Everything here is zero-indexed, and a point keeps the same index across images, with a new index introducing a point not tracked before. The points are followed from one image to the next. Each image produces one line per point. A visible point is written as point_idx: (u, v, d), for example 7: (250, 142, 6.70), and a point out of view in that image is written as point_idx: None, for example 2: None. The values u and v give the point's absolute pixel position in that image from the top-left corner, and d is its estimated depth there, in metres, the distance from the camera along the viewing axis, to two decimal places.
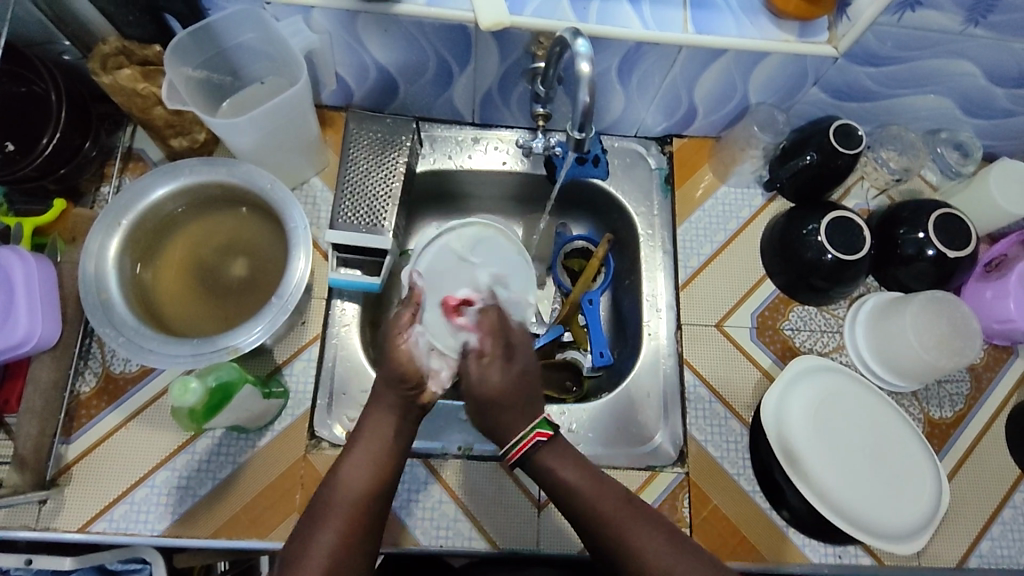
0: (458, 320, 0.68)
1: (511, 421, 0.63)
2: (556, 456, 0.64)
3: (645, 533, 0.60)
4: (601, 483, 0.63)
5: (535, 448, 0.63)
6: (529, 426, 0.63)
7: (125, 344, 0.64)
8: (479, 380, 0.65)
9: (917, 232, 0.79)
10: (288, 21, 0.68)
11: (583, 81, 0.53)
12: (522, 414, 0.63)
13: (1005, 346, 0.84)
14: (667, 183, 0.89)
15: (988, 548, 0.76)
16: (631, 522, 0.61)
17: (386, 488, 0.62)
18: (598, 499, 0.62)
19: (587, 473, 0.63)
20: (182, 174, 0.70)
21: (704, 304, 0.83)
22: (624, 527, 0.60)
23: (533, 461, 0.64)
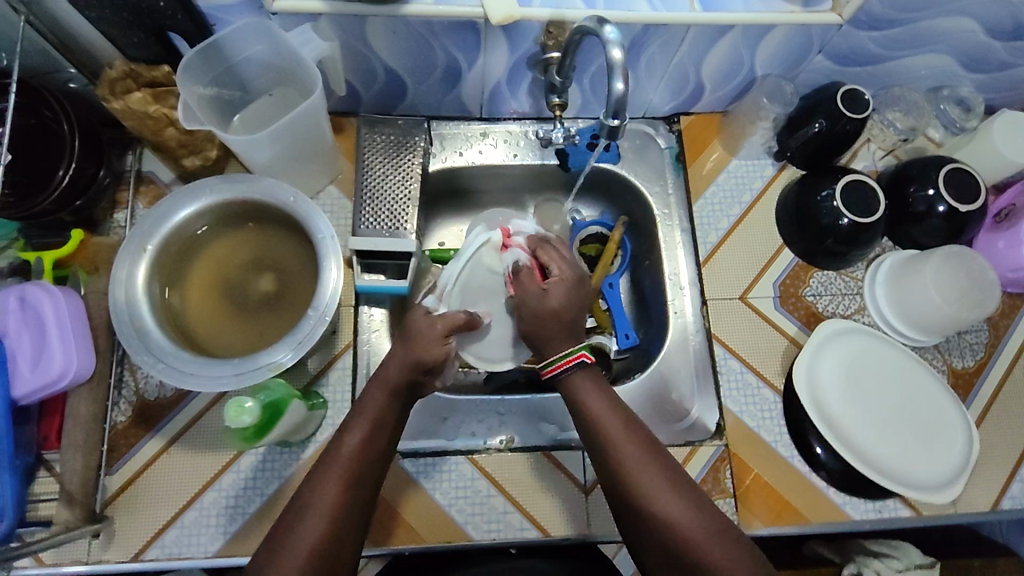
0: (512, 242, 0.75)
1: (556, 342, 0.66)
2: (590, 378, 0.64)
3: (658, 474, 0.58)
4: (624, 418, 0.61)
5: (577, 367, 0.64)
6: (571, 348, 0.65)
7: (164, 370, 0.63)
8: (538, 296, 0.68)
9: (927, 189, 0.81)
10: (295, 31, 0.67)
11: (617, 68, 0.53)
12: (565, 338, 0.66)
13: (1019, 294, 0.86)
14: (679, 161, 0.90)
15: (1019, 489, 0.79)
16: (642, 462, 0.58)
17: (380, 458, 0.59)
18: (616, 436, 0.60)
19: (612, 419, 0.61)
20: (204, 194, 0.69)
21: (726, 278, 0.85)
22: (637, 466, 0.58)
23: (567, 383, 0.64)
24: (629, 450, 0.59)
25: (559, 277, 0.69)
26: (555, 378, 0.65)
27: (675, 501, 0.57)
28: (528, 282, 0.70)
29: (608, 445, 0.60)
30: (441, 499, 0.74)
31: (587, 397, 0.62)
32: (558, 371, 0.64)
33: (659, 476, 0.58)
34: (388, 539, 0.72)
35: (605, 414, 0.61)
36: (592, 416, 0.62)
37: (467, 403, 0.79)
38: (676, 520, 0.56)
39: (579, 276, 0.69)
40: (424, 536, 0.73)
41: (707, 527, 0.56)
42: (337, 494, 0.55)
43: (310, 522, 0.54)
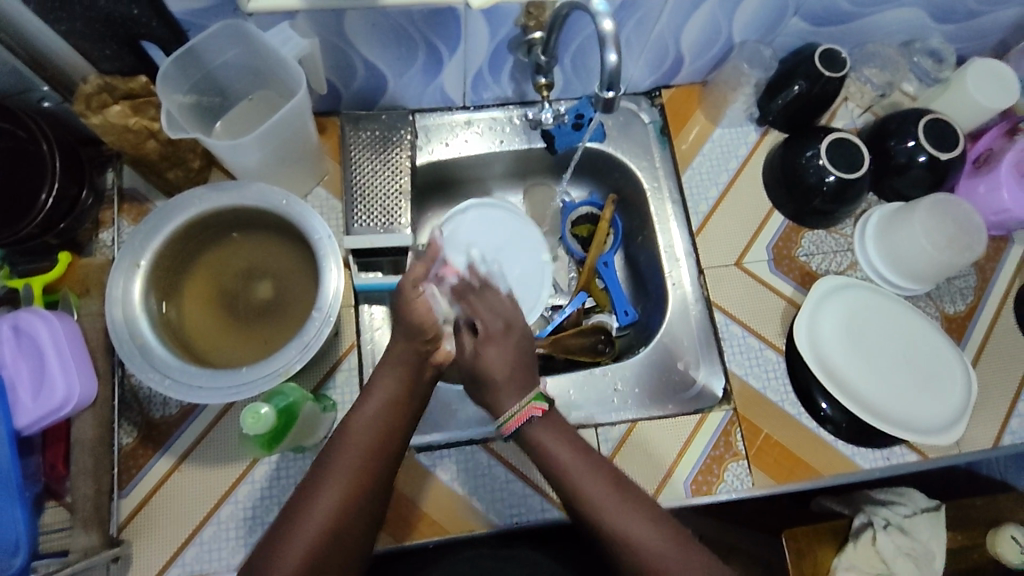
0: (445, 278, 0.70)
1: (506, 397, 0.61)
2: (548, 429, 0.61)
3: (648, 525, 0.56)
4: (601, 474, 0.60)
5: (530, 422, 0.61)
6: (521, 401, 0.60)
7: (171, 386, 0.62)
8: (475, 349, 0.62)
9: (907, 141, 0.82)
10: (275, 30, 0.67)
11: (608, 39, 0.54)
12: (517, 389, 0.60)
13: (1002, 237, 0.88)
14: (663, 134, 0.90)
15: (1018, 424, 0.81)
16: (629, 514, 0.57)
17: (400, 430, 0.61)
18: (599, 494, 0.58)
19: (580, 458, 0.60)
20: (194, 205, 0.68)
21: (720, 246, 0.85)
22: (618, 517, 0.57)
23: (530, 439, 0.61)
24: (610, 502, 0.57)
25: (481, 332, 0.62)
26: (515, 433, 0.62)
27: (665, 547, 0.55)
28: (462, 340, 0.64)
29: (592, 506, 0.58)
30: (460, 488, 0.74)
31: (562, 458, 0.60)
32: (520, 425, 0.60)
33: (646, 525, 0.56)
34: (410, 534, 0.72)
35: (580, 472, 0.59)
36: (569, 477, 0.59)
37: (477, 392, 0.80)
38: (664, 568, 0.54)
39: (512, 319, 0.64)
40: (446, 527, 0.73)
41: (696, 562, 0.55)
42: (354, 473, 0.57)
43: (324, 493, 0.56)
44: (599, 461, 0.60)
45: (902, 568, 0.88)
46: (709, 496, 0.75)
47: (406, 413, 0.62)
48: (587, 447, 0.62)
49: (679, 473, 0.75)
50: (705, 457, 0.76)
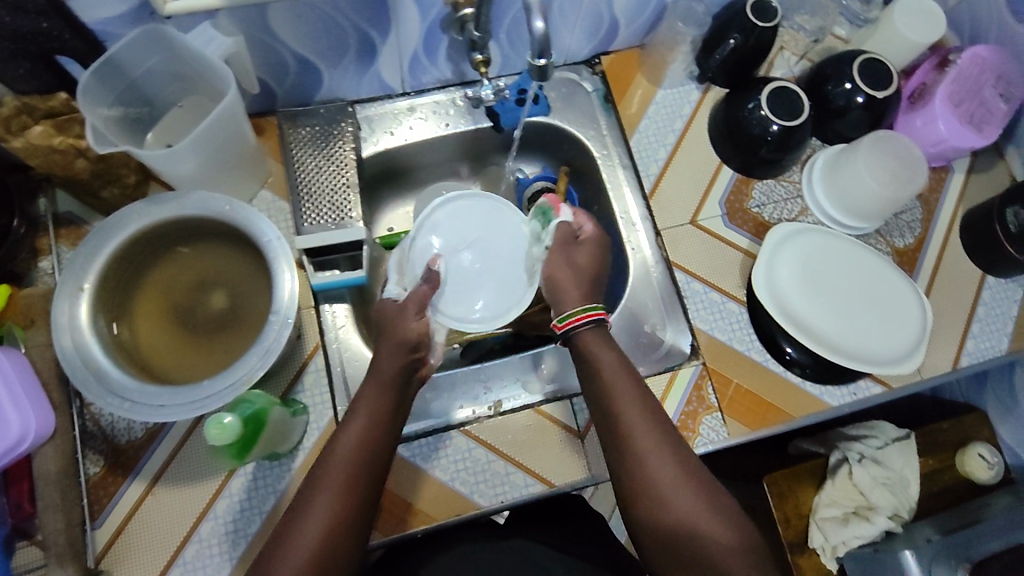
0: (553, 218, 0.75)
1: (574, 293, 0.68)
2: (601, 350, 0.63)
3: (680, 475, 0.57)
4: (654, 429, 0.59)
5: (591, 325, 0.64)
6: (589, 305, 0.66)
7: (132, 409, 0.60)
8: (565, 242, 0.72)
9: (844, 83, 0.84)
10: (196, 30, 0.65)
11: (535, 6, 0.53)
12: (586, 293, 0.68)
13: (942, 168, 0.91)
14: (607, 101, 0.91)
15: (973, 346, 0.84)
16: (656, 452, 0.58)
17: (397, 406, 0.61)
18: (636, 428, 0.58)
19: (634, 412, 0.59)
20: (134, 221, 0.65)
21: (674, 205, 0.86)
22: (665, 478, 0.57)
23: (582, 344, 0.64)
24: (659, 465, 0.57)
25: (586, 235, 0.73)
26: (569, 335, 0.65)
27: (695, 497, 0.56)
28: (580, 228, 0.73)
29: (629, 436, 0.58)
30: (442, 475, 0.74)
31: (614, 388, 0.60)
32: (581, 322, 0.64)
33: (673, 469, 0.57)
34: (398, 527, 0.71)
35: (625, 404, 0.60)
36: (615, 413, 0.60)
37: (446, 378, 0.79)
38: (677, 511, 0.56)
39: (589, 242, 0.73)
40: (433, 514, 0.72)
41: (711, 510, 0.56)
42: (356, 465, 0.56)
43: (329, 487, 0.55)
44: (655, 417, 0.59)
45: (881, 497, 0.92)
46: None
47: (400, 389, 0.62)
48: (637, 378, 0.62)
49: None
50: (680, 413, 0.77)
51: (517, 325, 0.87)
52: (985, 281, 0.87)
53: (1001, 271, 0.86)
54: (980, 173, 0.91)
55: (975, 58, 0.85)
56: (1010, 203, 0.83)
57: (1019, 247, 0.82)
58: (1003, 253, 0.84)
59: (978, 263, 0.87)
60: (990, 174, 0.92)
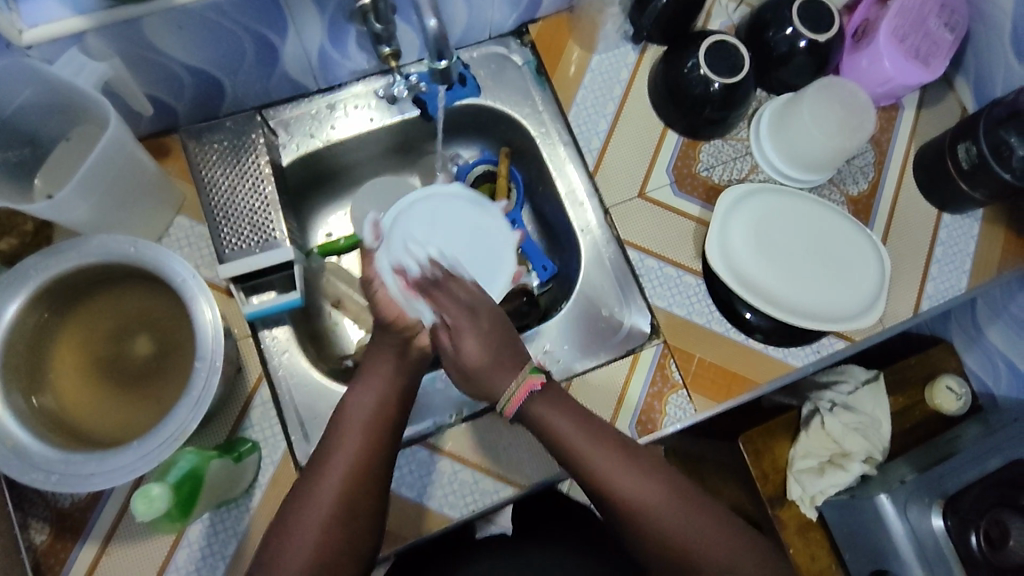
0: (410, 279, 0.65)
1: (498, 379, 0.59)
2: (548, 403, 0.60)
3: (661, 495, 0.58)
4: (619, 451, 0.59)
5: (530, 397, 0.60)
6: (519, 376, 0.59)
7: (62, 481, 0.56)
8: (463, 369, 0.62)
9: (784, 29, 0.79)
10: (63, 59, 0.58)
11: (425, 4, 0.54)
12: (507, 369, 0.59)
13: (892, 105, 0.88)
14: (540, 73, 0.85)
15: (933, 288, 0.83)
16: (630, 475, 0.58)
17: (393, 414, 0.62)
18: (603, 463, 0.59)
19: (590, 442, 0.59)
20: (31, 277, 0.60)
21: (621, 179, 0.82)
22: (644, 496, 0.57)
23: (530, 412, 0.60)
24: (633, 485, 0.58)
25: (452, 325, 0.61)
26: (518, 412, 0.60)
27: (678, 513, 0.57)
28: (440, 337, 0.62)
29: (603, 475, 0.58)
30: (409, 493, 0.71)
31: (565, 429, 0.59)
32: (520, 403, 0.59)
33: (649, 486, 0.58)
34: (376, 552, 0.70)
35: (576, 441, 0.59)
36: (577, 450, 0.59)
37: None
38: (674, 529, 0.57)
39: (476, 304, 0.63)
40: (403, 534, 0.70)
41: (702, 524, 0.57)
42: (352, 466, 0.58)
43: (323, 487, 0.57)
44: (612, 440, 0.60)
45: (854, 443, 0.93)
46: (656, 433, 0.75)
47: (397, 402, 0.62)
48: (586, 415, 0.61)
49: (624, 418, 0.75)
50: (645, 396, 0.76)
51: None
52: (942, 219, 0.85)
53: (956, 208, 0.84)
54: (931, 107, 0.88)
55: None
56: (961, 139, 0.80)
57: (970, 183, 0.80)
58: (957, 191, 0.82)
59: (934, 202, 0.85)
60: (941, 107, 0.89)
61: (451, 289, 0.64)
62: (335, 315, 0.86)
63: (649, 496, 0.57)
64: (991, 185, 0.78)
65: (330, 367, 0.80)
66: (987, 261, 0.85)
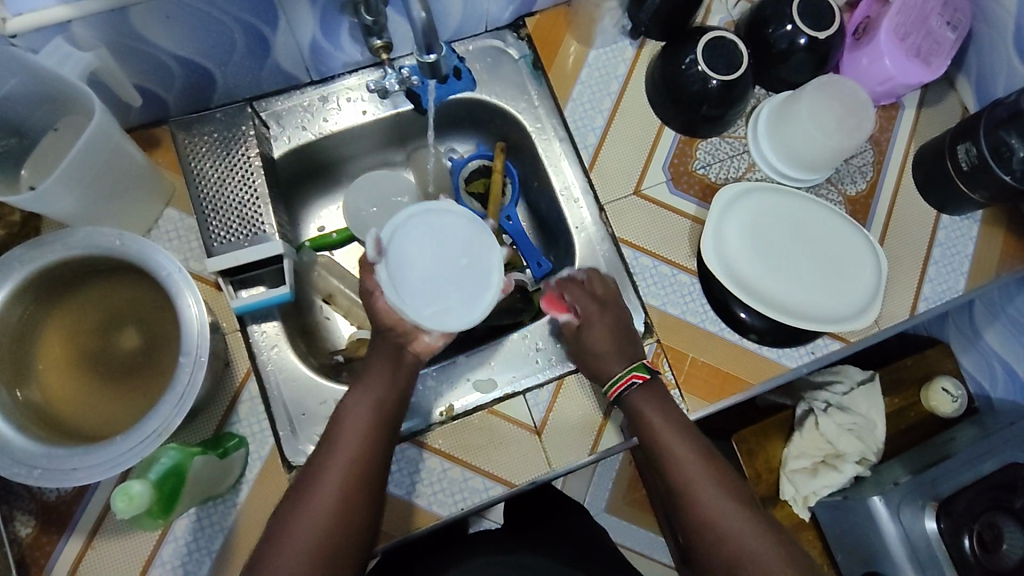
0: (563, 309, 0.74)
1: (612, 365, 0.69)
2: (645, 395, 0.67)
3: (723, 497, 0.61)
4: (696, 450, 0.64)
5: (631, 388, 0.67)
6: (625, 369, 0.68)
7: (44, 475, 0.55)
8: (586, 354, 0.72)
9: (784, 25, 0.78)
10: (48, 48, 0.58)
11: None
12: (620, 357, 0.69)
13: (892, 104, 0.87)
14: (536, 68, 0.84)
15: (930, 290, 0.82)
16: (701, 474, 0.62)
17: (388, 415, 0.63)
18: (684, 458, 0.63)
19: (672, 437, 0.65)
20: (14, 269, 0.59)
21: (617, 176, 0.81)
22: (707, 494, 0.61)
23: (629, 402, 0.68)
24: (700, 482, 0.62)
25: (584, 315, 0.72)
26: (619, 398, 0.68)
27: (734, 515, 0.60)
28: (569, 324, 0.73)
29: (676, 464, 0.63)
30: (398, 490, 0.70)
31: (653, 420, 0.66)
32: (624, 388, 0.67)
33: (714, 487, 0.61)
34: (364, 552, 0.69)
35: (662, 433, 0.65)
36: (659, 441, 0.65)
37: None
38: (729, 531, 0.59)
39: (606, 297, 0.73)
40: (393, 531, 0.69)
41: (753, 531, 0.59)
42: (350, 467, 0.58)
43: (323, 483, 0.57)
44: (695, 439, 0.65)
45: (848, 444, 0.92)
46: None
47: (392, 403, 0.63)
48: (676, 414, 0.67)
49: (615, 417, 0.75)
50: None
51: None
52: (941, 220, 0.84)
53: (955, 209, 0.83)
54: (932, 107, 0.87)
55: None
56: (961, 140, 0.79)
57: (970, 184, 0.79)
58: (956, 192, 0.81)
59: (932, 203, 0.84)
60: (941, 107, 0.88)
61: (591, 285, 0.74)
62: (328, 310, 0.85)
63: (712, 494, 0.61)
64: (990, 187, 0.77)
65: (320, 363, 0.79)
66: (985, 264, 0.84)
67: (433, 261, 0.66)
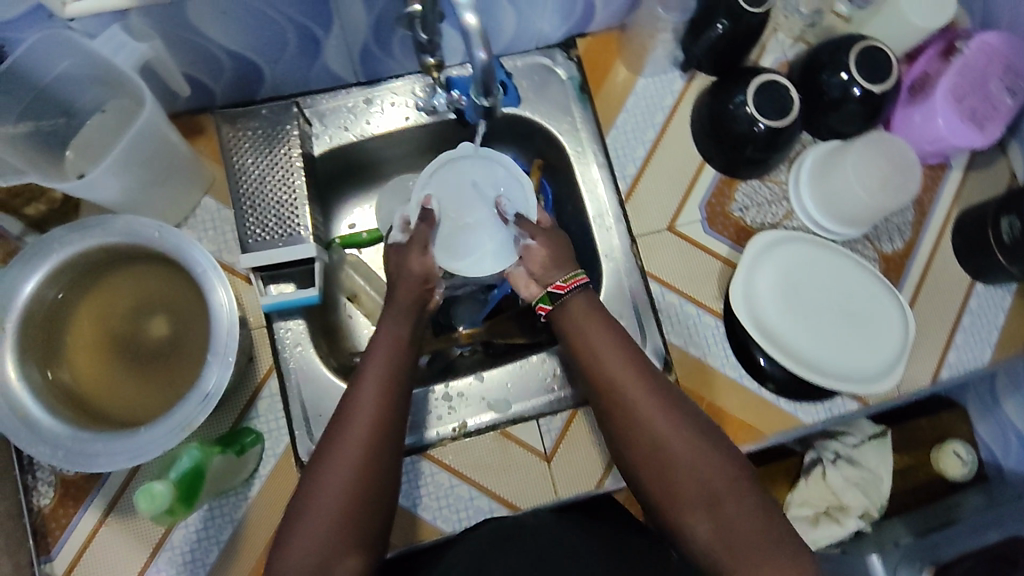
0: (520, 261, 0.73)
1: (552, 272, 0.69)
2: (586, 299, 0.67)
3: (662, 409, 0.60)
4: (634, 364, 0.63)
5: (573, 292, 0.67)
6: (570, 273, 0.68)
7: (66, 458, 0.56)
8: (524, 276, 0.72)
9: (839, 73, 0.77)
10: (104, 35, 0.58)
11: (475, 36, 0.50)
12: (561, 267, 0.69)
13: (939, 164, 0.85)
14: (583, 91, 0.83)
15: (956, 357, 0.81)
16: (637, 386, 0.62)
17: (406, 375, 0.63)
18: (625, 375, 0.62)
19: (611, 350, 0.64)
20: (56, 250, 0.60)
21: (652, 209, 0.81)
22: (642, 406, 0.61)
23: (567, 311, 0.67)
24: (638, 395, 0.61)
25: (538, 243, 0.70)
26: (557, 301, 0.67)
27: (670, 423, 0.60)
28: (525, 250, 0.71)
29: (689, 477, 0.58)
30: (404, 502, 0.71)
31: (595, 337, 0.65)
32: (566, 290, 0.67)
33: (653, 400, 0.61)
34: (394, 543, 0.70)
35: (663, 420, 0.60)
36: (596, 355, 0.64)
37: (412, 396, 0.75)
38: (664, 437, 0.60)
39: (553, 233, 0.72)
40: (394, 543, 0.70)
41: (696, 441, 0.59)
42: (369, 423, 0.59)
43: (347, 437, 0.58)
44: (634, 352, 0.64)
45: (853, 498, 0.94)
46: None
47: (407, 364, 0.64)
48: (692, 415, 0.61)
49: None
50: None
51: (485, 330, 0.86)
52: (975, 288, 0.83)
53: (990, 279, 0.82)
54: (980, 171, 0.86)
55: (983, 47, 0.78)
56: (1006, 211, 0.78)
57: (1009, 257, 0.77)
58: (993, 263, 0.79)
59: (968, 269, 0.83)
60: (990, 172, 0.86)
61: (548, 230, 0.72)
62: (352, 308, 0.86)
63: (650, 408, 0.61)
64: None
65: (340, 364, 0.80)
66: (1015, 336, 0.83)
67: (472, 209, 0.75)
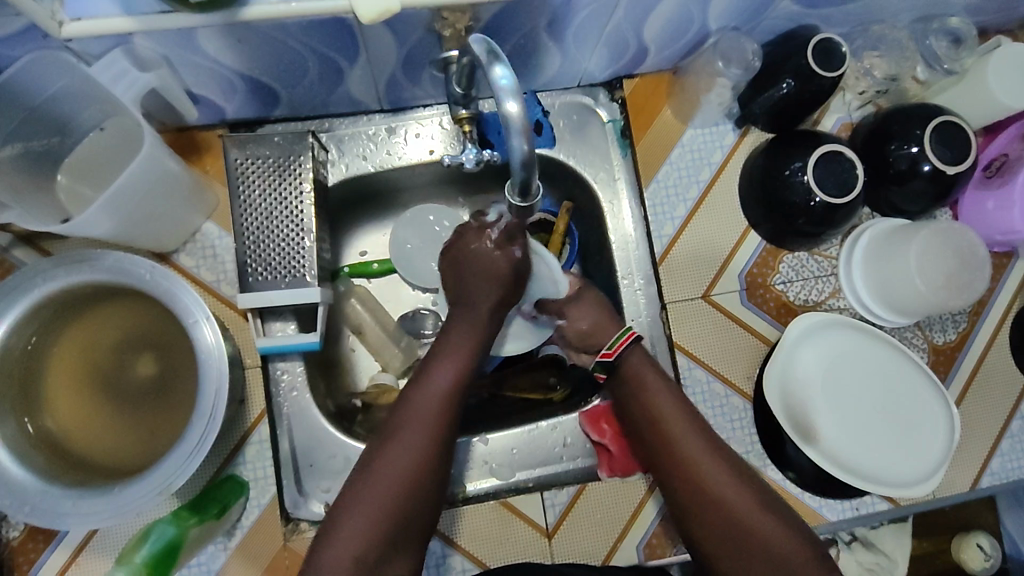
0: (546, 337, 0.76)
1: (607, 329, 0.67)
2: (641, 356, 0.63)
3: (724, 476, 0.55)
4: (697, 425, 0.58)
5: (628, 348, 0.63)
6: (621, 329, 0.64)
7: (32, 514, 0.53)
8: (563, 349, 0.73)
9: (909, 146, 0.69)
10: (105, 59, 0.52)
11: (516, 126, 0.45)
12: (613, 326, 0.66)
13: (1006, 251, 0.78)
14: (624, 137, 0.77)
15: (999, 464, 0.75)
16: (703, 448, 0.57)
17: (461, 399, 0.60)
18: (686, 436, 0.57)
19: (671, 407, 0.59)
20: (37, 285, 0.55)
21: (688, 275, 0.74)
22: (707, 472, 0.56)
23: (625, 364, 0.63)
24: (703, 458, 0.56)
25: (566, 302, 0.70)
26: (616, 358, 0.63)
27: (735, 490, 0.55)
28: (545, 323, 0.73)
29: (771, 558, 0.52)
30: None
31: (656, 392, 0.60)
32: (622, 348, 0.63)
33: (718, 465, 0.56)
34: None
35: (728, 487, 0.55)
36: (657, 410, 0.59)
37: None
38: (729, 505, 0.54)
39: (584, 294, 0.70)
40: None
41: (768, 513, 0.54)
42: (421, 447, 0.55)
43: (393, 455, 0.55)
44: (696, 416, 0.59)
45: None
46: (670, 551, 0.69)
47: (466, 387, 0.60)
48: (767, 485, 0.56)
49: (633, 537, 0.69)
50: (656, 525, 0.70)
51: (492, 380, 0.78)
52: None
53: None
54: None
55: None
56: None
57: None
58: None
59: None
60: None
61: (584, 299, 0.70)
62: (355, 342, 0.80)
63: (713, 471, 0.55)
64: None
65: (337, 405, 0.76)
66: None
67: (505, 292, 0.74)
